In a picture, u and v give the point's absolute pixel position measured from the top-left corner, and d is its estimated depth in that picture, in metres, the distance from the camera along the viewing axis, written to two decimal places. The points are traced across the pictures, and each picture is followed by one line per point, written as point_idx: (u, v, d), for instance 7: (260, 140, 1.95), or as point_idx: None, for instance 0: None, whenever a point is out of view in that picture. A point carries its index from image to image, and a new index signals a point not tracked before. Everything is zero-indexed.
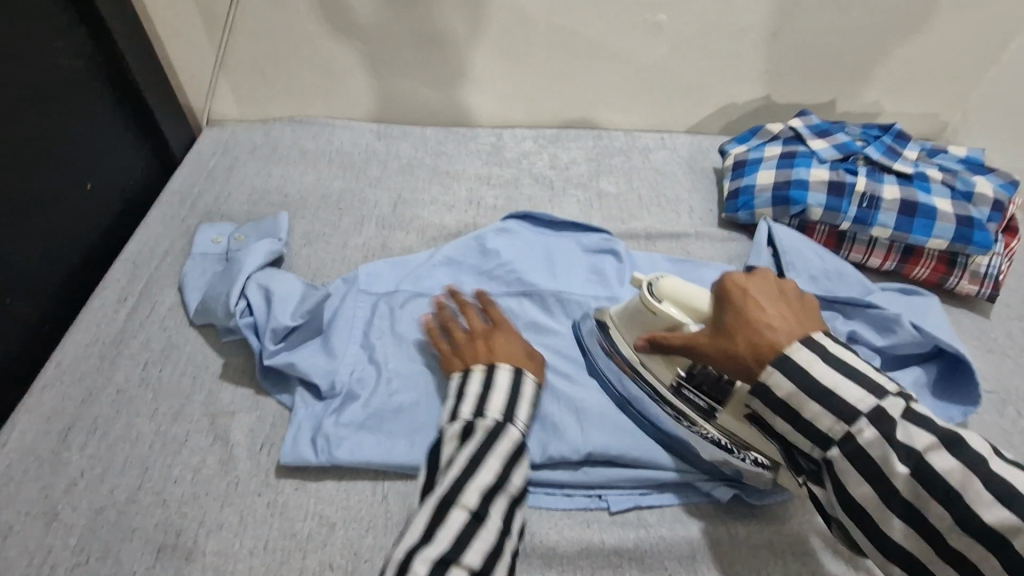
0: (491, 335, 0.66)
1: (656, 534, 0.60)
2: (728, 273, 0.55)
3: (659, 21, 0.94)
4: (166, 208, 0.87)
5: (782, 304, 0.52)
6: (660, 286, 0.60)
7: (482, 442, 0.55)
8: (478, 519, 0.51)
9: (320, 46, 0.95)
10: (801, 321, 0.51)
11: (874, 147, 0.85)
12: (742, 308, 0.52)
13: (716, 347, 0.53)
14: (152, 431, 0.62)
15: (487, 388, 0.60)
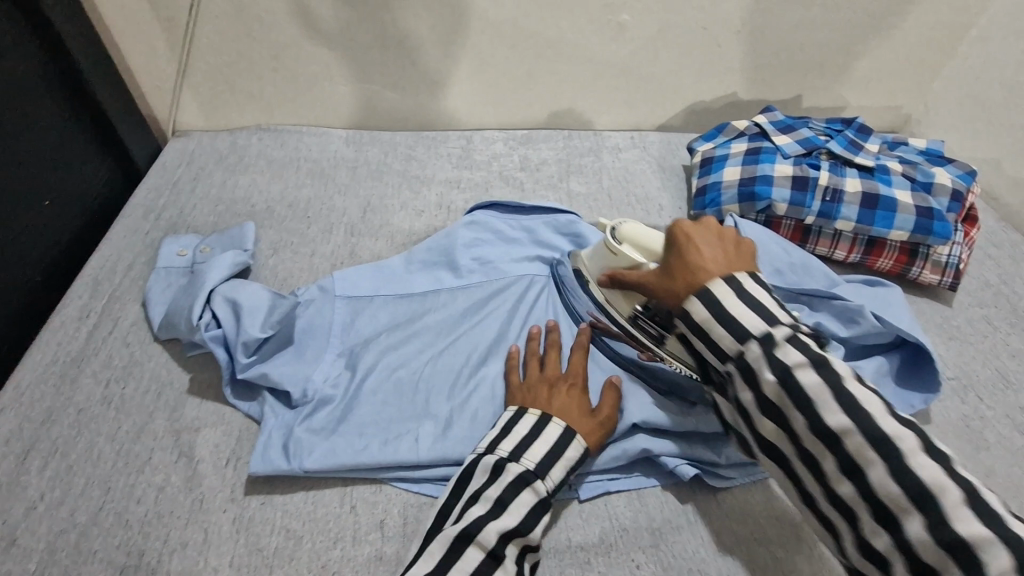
0: (558, 382, 0.63)
1: (624, 523, 0.59)
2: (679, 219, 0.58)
3: (623, 21, 0.94)
4: (129, 221, 0.86)
5: (722, 246, 0.56)
6: (622, 231, 0.67)
7: (509, 486, 0.54)
8: (497, 560, 0.51)
9: (284, 54, 0.94)
10: (738, 261, 0.56)
11: (836, 142, 0.86)
12: (687, 251, 0.56)
13: (663, 285, 0.58)
14: (115, 450, 0.61)
15: (531, 435, 0.58)
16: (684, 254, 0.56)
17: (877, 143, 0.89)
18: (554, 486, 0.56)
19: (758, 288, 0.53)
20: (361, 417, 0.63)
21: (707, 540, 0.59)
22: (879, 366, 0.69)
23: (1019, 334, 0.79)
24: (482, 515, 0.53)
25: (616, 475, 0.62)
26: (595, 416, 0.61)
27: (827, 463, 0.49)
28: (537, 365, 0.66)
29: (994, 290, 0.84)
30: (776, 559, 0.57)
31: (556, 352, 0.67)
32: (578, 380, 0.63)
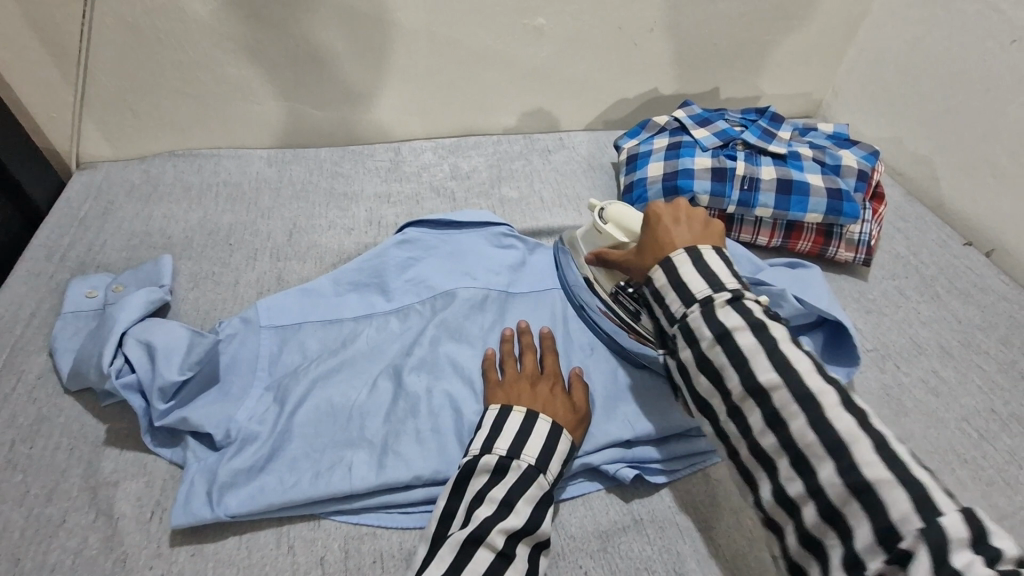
0: (538, 382, 0.64)
1: (567, 525, 0.60)
2: (653, 201, 0.61)
3: (539, 25, 0.95)
4: (31, 265, 0.80)
5: (689, 221, 0.59)
6: (608, 211, 0.72)
7: (515, 483, 0.55)
8: (507, 557, 0.51)
9: (190, 74, 0.89)
10: (706, 238, 0.58)
11: (750, 132, 0.90)
12: (658, 230, 0.59)
13: (635, 260, 0.61)
14: (23, 516, 0.57)
15: (525, 429, 0.58)
16: (654, 230, 0.59)
17: (789, 130, 0.93)
18: (554, 479, 0.57)
19: (716, 258, 0.55)
20: (292, 451, 0.61)
21: (651, 536, 0.59)
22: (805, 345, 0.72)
23: (928, 301, 0.84)
24: (490, 515, 0.53)
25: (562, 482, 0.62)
26: (577, 411, 0.63)
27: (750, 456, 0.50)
28: (514, 364, 0.67)
29: (904, 262, 0.89)
30: (718, 547, 0.59)
31: (533, 354, 0.68)
32: (556, 378, 0.65)
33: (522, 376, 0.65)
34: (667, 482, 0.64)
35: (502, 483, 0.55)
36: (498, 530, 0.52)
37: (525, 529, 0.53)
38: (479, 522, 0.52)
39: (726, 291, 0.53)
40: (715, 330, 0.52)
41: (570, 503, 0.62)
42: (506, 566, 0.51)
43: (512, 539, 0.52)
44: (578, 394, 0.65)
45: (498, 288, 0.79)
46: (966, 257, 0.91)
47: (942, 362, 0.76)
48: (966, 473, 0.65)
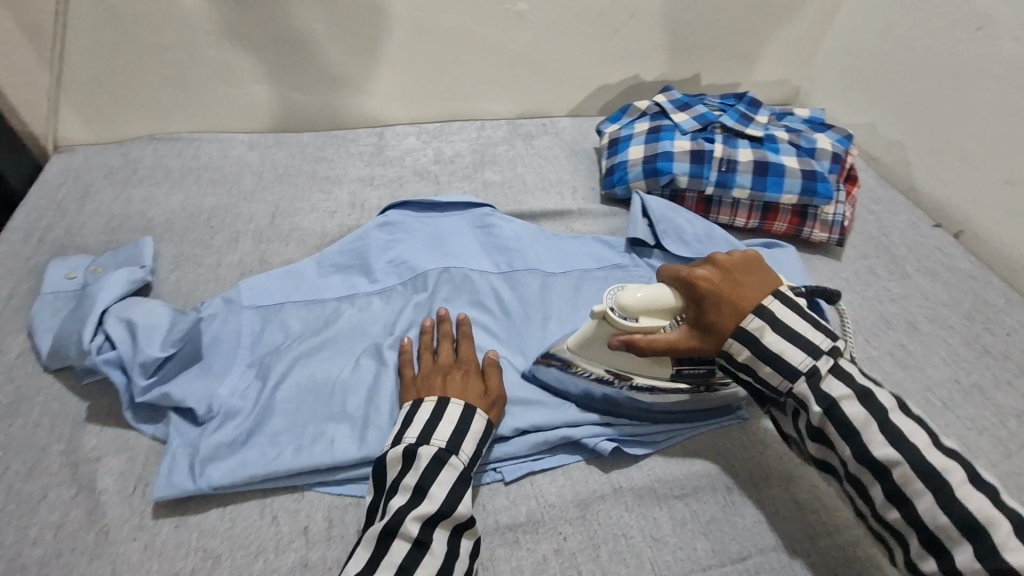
0: (451, 371, 0.63)
1: (513, 514, 0.60)
2: (693, 274, 0.58)
3: (521, 10, 0.95)
4: (8, 247, 0.79)
5: (744, 283, 0.57)
6: (622, 305, 0.59)
7: (425, 469, 0.54)
8: (423, 545, 0.51)
9: (169, 56, 0.88)
10: (763, 285, 0.58)
11: (728, 116, 0.91)
12: (723, 302, 0.56)
13: (703, 341, 0.57)
14: (3, 493, 0.57)
15: (434, 418, 0.58)
16: (717, 302, 0.57)
17: (766, 114, 0.95)
18: (469, 460, 0.57)
19: (782, 305, 0.56)
20: (274, 425, 0.62)
21: (629, 503, 0.61)
22: None
23: (897, 279, 0.87)
24: (404, 504, 0.53)
25: (539, 455, 0.64)
26: (490, 394, 0.62)
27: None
28: (430, 356, 0.65)
29: (875, 243, 0.92)
30: (692, 514, 0.61)
31: (450, 342, 0.67)
32: (469, 366, 0.64)
33: (435, 369, 0.63)
34: (648, 454, 0.65)
35: (415, 471, 0.55)
36: (411, 519, 0.52)
37: (440, 514, 0.53)
38: (391, 515, 0.52)
39: (824, 355, 0.55)
40: (822, 403, 0.53)
41: (524, 490, 0.62)
42: (422, 554, 0.51)
43: (427, 525, 0.52)
44: (495, 381, 0.64)
45: (479, 270, 0.79)
46: (934, 237, 0.94)
47: (909, 336, 0.79)
48: None
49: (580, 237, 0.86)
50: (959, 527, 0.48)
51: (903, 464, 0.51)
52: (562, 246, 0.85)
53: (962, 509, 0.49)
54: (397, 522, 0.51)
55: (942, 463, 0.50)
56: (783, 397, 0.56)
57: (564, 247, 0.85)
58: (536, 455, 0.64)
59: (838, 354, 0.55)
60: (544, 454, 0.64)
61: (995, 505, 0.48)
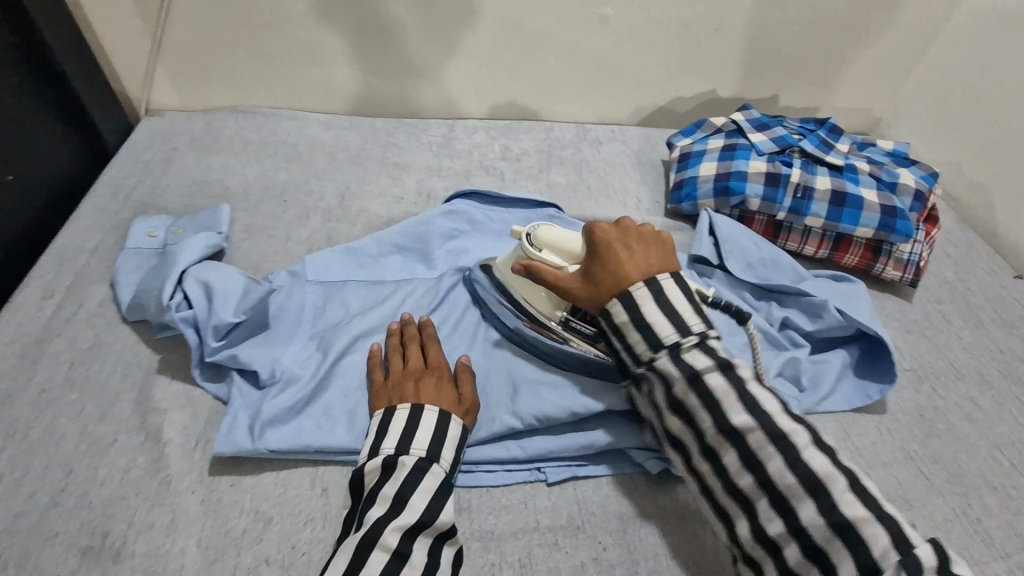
0: (422, 377, 0.62)
1: (552, 515, 0.60)
2: (599, 225, 0.62)
3: (606, 15, 0.95)
4: (98, 200, 0.84)
5: (639, 248, 0.60)
6: (538, 235, 0.67)
7: (406, 480, 0.54)
8: (402, 556, 0.50)
9: (262, 33, 0.92)
10: (657, 261, 0.60)
11: (808, 141, 0.89)
12: (608, 257, 0.60)
13: (583, 288, 0.60)
14: (78, 432, 0.60)
15: (412, 427, 0.57)
16: (608, 256, 0.60)
17: (847, 143, 0.92)
18: (449, 467, 0.57)
19: (670, 284, 0.57)
20: (329, 399, 0.63)
21: (672, 525, 0.60)
22: (841, 359, 0.74)
23: (971, 329, 0.83)
24: (382, 515, 0.52)
25: (584, 463, 0.64)
26: (462, 402, 0.61)
27: (740, 464, 0.52)
28: (400, 359, 0.64)
29: (951, 288, 0.88)
30: None
31: (417, 345, 0.65)
32: (440, 371, 0.63)
33: (402, 378, 0.62)
34: None
35: (394, 483, 0.54)
36: (391, 529, 0.51)
37: (420, 524, 0.52)
38: (369, 525, 0.51)
39: (693, 334, 0.55)
40: (686, 372, 0.54)
41: (566, 491, 0.62)
42: (402, 565, 0.50)
43: (406, 536, 0.51)
44: (467, 383, 0.63)
45: None
46: (1016, 288, 0.89)
47: (980, 390, 0.75)
48: (993, 501, 0.65)
49: None
50: (804, 485, 0.49)
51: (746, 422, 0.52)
52: None
53: (807, 470, 0.49)
54: (377, 532, 0.50)
55: (790, 427, 0.51)
56: (643, 367, 0.57)
57: None
58: (582, 463, 0.63)
59: (704, 338, 0.56)
60: (590, 463, 0.64)
61: (833, 462, 0.50)
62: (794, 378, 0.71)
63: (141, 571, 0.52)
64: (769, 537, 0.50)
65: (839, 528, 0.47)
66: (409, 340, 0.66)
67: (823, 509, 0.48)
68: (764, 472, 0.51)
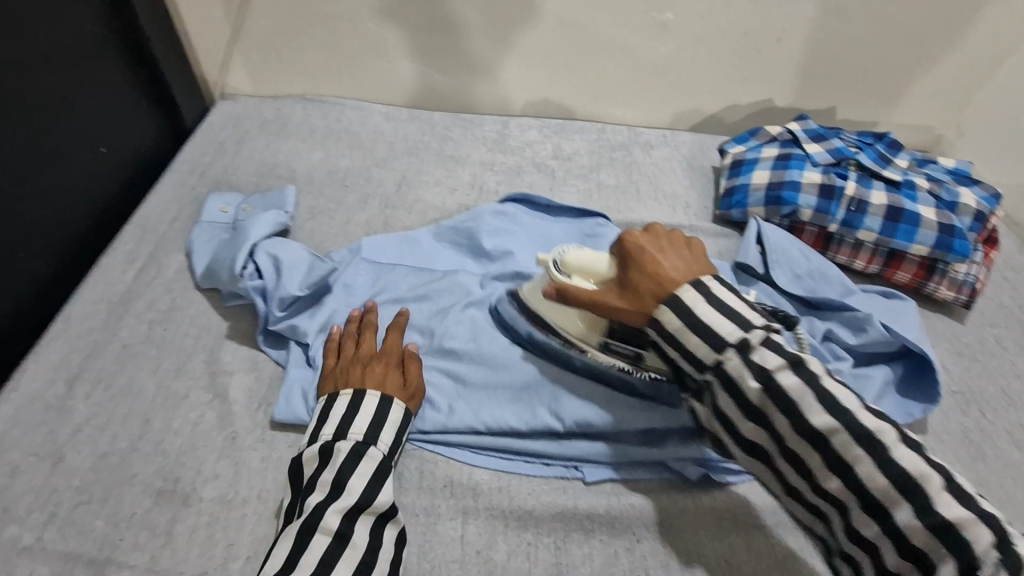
0: (371, 363, 0.64)
1: (590, 502, 0.61)
2: (628, 231, 0.59)
3: (666, 20, 0.96)
4: (176, 175, 0.90)
5: (672, 251, 0.57)
6: (566, 260, 0.63)
7: (343, 464, 0.56)
8: (344, 538, 0.52)
9: (333, 26, 0.97)
10: (694, 263, 0.57)
11: (866, 155, 0.88)
12: (643, 264, 0.56)
13: (623, 298, 0.57)
14: (155, 385, 0.65)
15: (351, 411, 0.59)
16: (641, 262, 0.56)
17: (906, 159, 0.90)
18: (389, 448, 0.59)
19: (723, 289, 0.54)
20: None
21: (707, 522, 0.61)
22: (884, 376, 0.73)
23: None
24: (322, 499, 0.54)
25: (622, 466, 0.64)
26: (408, 387, 0.63)
27: (828, 468, 0.49)
28: (352, 345, 0.66)
29: (1008, 313, 0.86)
30: (776, 546, 0.60)
31: (371, 332, 0.67)
32: (389, 356, 0.65)
33: (348, 363, 0.64)
34: (736, 482, 0.64)
35: (333, 467, 0.56)
36: (332, 512, 0.53)
37: (360, 504, 0.54)
38: (309, 512, 0.53)
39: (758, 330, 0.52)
40: (760, 377, 0.50)
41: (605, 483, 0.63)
42: (344, 546, 0.52)
43: (347, 519, 0.53)
44: (415, 369, 0.65)
45: None
46: None
47: None
48: None
49: None
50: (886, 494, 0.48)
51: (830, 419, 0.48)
52: None
53: (888, 475, 0.47)
54: (317, 518, 0.52)
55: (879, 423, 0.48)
56: (707, 372, 0.52)
57: None
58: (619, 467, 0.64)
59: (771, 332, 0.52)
60: (631, 467, 0.64)
61: (924, 459, 0.46)
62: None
63: (208, 516, 0.56)
64: (862, 536, 0.48)
65: (939, 531, 0.44)
66: (365, 328, 0.67)
67: (918, 511, 0.45)
68: (855, 474, 0.48)
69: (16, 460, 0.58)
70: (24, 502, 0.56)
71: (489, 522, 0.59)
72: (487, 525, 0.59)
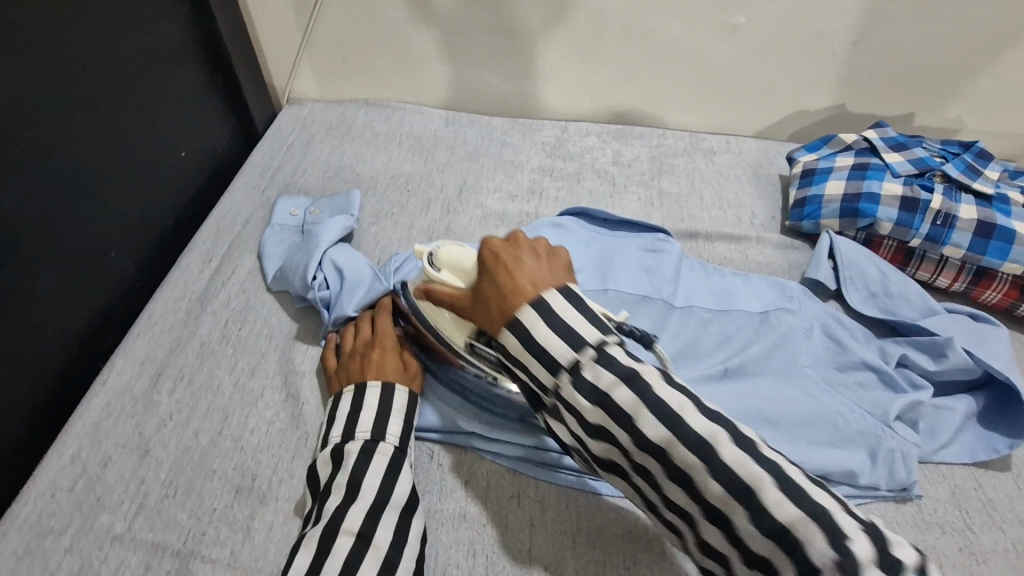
0: (366, 352, 0.66)
1: None
2: (486, 237, 0.53)
3: (737, 23, 0.93)
4: (249, 179, 0.93)
5: (533, 259, 0.51)
6: (438, 256, 0.62)
7: (356, 462, 0.57)
8: (365, 538, 0.53)
9: (399, 32, 0.98)
10: (556, 276, 0.51)
11: (953, 165, 0.83)
12: (496, 276, 0.51)
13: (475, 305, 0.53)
14: (232, 383, 0.68)
15: (356, 409, 0.61)
16: (491, 273, 0.51)
17: (997, 169, 0.85)
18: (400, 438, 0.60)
19: None
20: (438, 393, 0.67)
21: None
22: (965, 407, 0.69)
23: None
24: (339, 503, 0.55)
25: None
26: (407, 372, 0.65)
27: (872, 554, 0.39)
28: (349, 339, 0.68)
29: None
30: None
31: (367, 320, 0.70)
32: (383, 344, 0.66)
33: (348, 356, 0.67)
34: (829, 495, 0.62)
35: (346, 470, 0.57)
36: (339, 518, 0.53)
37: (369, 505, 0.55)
38: (329, 517, 0.54)
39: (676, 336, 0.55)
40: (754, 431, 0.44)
41: None
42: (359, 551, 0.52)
43: (368, 520, 0.54)
44: (411, 356, 0.67)
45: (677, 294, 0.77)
46: None
47: None
48: None
49: (735, 275, 0.81)
50: None
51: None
52: (720, 282, 0.80)
53: None
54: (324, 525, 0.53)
55: None
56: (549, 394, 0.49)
57: (723, 285, 0.80)
58: None
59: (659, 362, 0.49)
60: None
61: None
62: (911, 422, 0.68)
63: (283, 514, 0.58)
64: None
65: None
66: (360, 321, 0.70)
67: None
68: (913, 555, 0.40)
69: (108, 450, 0.62)
70: (115, 491, 0.59)
71: (557, 537, 0.59)
72: (555, 540, 0.59)
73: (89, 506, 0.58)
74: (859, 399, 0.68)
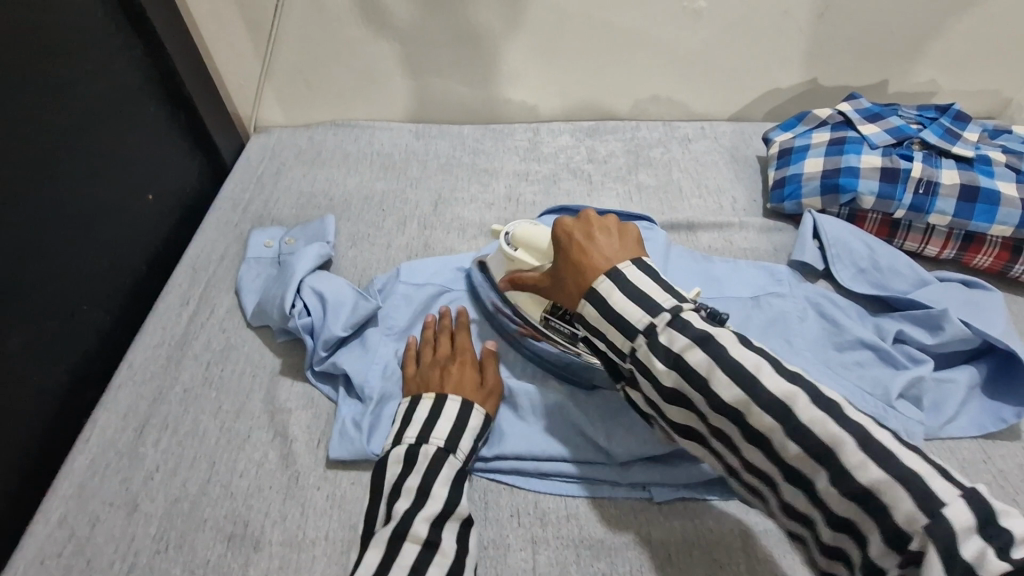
0: (448, 364, 0.65)
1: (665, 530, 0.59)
2: (560, 218, 0.56)
3: (699, 8, 0.92)
4: (220, 214, 0.91)
5: (607, 235, 0.54)
6: (515, 234, 0.67)
7: (428, 469, 0.56)
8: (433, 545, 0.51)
9: (359, 50, 0.96)
10: (629, 252, 0.54)
11: (931, 131, 0.82)
12: (574, 254, 0.54)
13: (556, 285, 0.56)
14: (217, 427, 0.66)
15: None
16: (567, 253, 0.54)
17: (977, 130, 0.84)
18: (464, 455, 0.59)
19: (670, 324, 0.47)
20: (500, 417, 0.66)
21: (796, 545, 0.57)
22: (968, 377, 0.67)
23: None
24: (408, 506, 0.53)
25: (684, 492, 0.61)
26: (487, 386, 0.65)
27: None
28: (429, 351, 0.67)
29: None
30: None
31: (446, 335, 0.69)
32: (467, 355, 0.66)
33: (428, 366, 0.65)
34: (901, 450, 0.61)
35: None
36: None
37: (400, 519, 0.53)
38: (400, 518, 0.52)
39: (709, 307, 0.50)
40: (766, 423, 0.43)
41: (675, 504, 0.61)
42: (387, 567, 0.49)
43: (435, 526, 0.52)
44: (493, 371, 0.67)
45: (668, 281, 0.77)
46: None
47: None
48: None
49: (721, 261, 0.80)
50: None
51: (826, 420, 0.41)
52: (708, 267, 0.79)
53: None
54: None
55: None
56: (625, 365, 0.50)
57: (712, 272, 0.78)
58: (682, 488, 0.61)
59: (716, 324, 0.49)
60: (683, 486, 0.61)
61: None
62: (914, 399, 0.66)
63: (279, 559, 0.57)
64: None
65: None
66: (439, 333, 0.69)
67: None
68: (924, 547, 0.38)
69: (95, 510, 0.60)
70: (105, 552, 0.58)
71: (561, 555, 0.57)
72: (558, 557, 0.57)
73: (79, 570, 0.57)
74: (860, 379, 0.66)
